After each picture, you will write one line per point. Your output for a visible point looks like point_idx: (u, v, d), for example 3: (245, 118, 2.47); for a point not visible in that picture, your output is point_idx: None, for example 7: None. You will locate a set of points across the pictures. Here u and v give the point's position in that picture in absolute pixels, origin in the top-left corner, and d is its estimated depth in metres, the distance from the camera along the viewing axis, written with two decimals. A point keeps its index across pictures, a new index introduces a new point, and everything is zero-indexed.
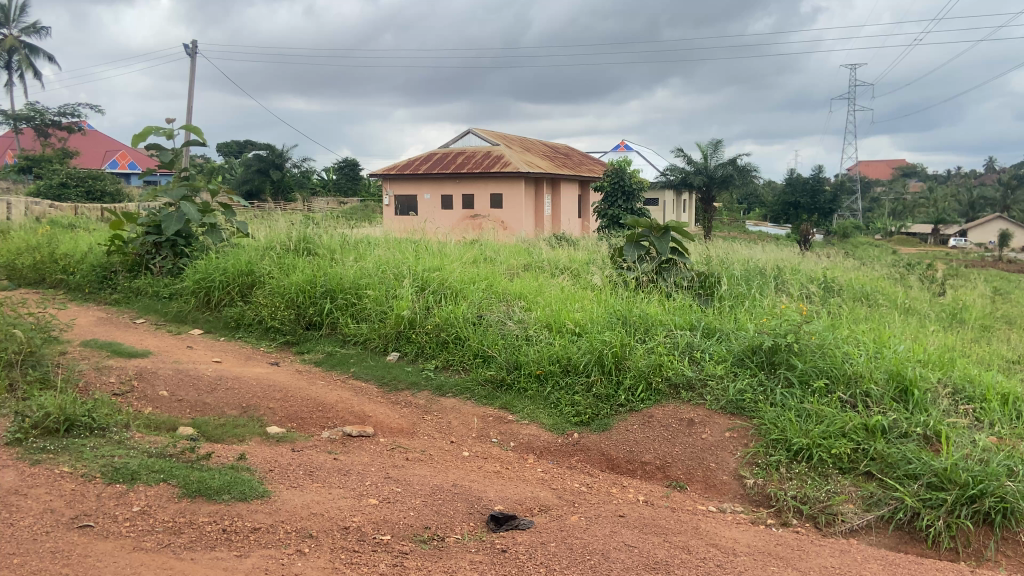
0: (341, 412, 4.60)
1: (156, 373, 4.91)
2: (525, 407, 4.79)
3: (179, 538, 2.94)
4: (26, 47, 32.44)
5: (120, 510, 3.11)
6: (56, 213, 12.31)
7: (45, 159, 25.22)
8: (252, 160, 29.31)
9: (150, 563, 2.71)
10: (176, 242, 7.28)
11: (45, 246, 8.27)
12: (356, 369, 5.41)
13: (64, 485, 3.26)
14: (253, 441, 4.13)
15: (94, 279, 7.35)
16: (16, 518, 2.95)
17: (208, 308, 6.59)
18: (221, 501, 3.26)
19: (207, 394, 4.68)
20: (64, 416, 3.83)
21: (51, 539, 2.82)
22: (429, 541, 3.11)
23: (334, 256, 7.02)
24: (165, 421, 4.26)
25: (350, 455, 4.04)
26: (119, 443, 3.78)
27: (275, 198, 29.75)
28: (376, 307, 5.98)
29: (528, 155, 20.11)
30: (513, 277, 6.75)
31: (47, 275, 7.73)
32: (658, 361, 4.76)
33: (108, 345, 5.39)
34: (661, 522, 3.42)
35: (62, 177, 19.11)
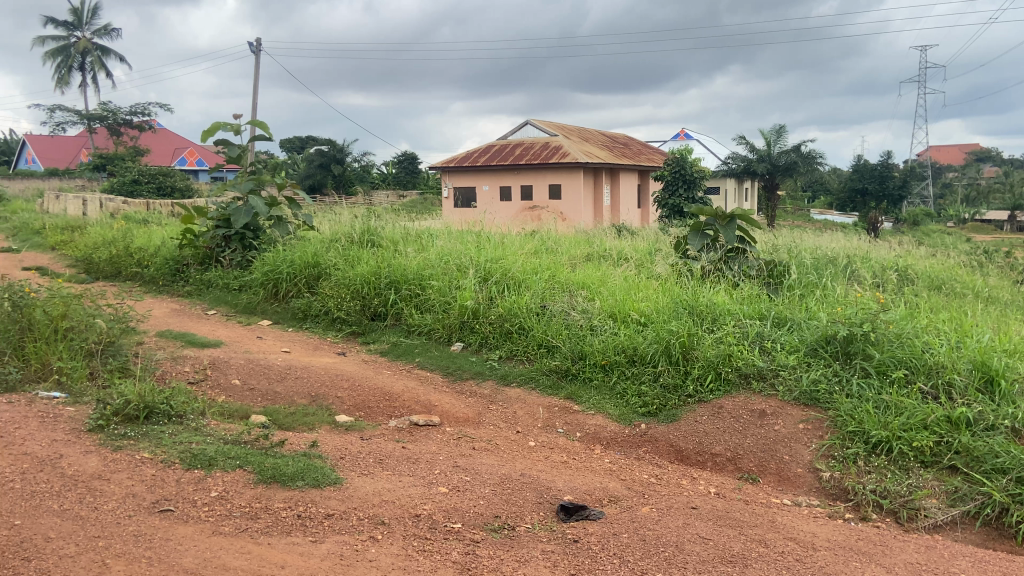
0: (407, 401, 4.63)
1: (228, 362, 5.02)
2: (591, 398, 4.74)
3: (256, 523, 3.00)
4: (100, 49, 33.79)
5: (199, 495, 3.19)
6: (130, 208, 12.59)
7: (118, 157, 26.19)
8: (313, 156, 29.81)
9: (229, 547, 2.78)
10: (245, 234, 7.43)
11: (122, 241, 8.54)
12: (421, 359, 5.44)
13: (145, 470, 3.36)
14: (323, 429, 4.18)
15: (168, 271, 7.57)
16: (100, 502, 3.06)
17: (275, 299, 6.72)
18: (296, 488, 3.31)
19: (277, 383, 4.76)
20: (144, 404, 3.94)
21: (134, 522, 2.91)
22: (500, 530, 3.10)
23: (396, 248, 7.06)
24: (238, 409, 4.35)
25: (418, 444, 4.06)
26: (196, 430, 3.88)
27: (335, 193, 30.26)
28: (439, 297, 5.99)
29: (584, 146, 19.95)
30: (576, 268, 6.68)
31: (123, 268, 7.97)
32: (727, 351, 4.64)
33: (181, 335, 5.54)
34: (736, 514, 3.33)
35: (134, 175, 19.85)
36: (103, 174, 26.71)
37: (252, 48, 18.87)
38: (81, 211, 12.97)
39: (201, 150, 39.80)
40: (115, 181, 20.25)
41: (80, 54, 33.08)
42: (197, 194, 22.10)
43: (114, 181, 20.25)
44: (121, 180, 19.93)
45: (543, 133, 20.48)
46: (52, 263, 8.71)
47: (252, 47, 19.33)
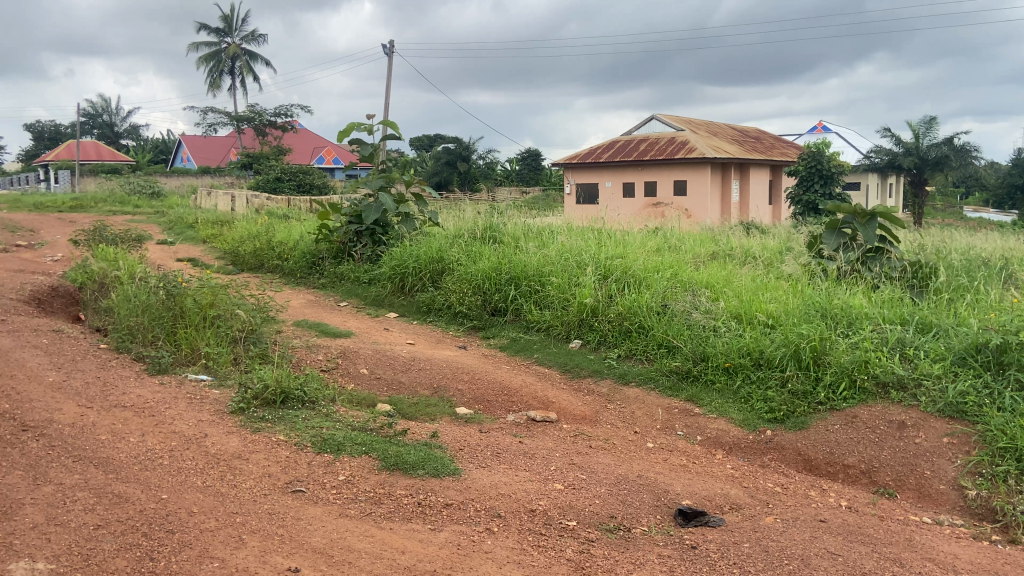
0: (525, 397, 4.67)
1: (357, 352, 5.25)
2: (713, 401, 4.61)
3: (379, 508, 3.13)
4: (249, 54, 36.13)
5: (328, 478, 3.36)
6: (272, 202, 13.36)
7: (264, 155, 27.91)
8: (442, 152, 30.65)
9: (353, 530, 2.93)
10: (375, 230, 7.73)
11: (264, 235, 9.09)
12: (539, 355, 5.47)
13: (279, 452, 3.58)
14: (444, 421, 4.29)
15: (305, 264, 7.99)
16: (240, 480, 3.29)
17: (402, 292, 6.95)
18: (417, 476, 3.42)
19: (402, 373, 4.94)
20: (280, 389, 4.18)
21: (269, 501, 3.13)
22: (616, 530, 3.07)
23: (518, 244, 7.12)
24: (365, 397, 4.54)
25: (535, 439, 4.09)
26: (326, 416, 4.08)
27: (462, 190, 30.94)
28: (559, 294, 5.99)
29: (713, 140, 19.37)
30: (700, 266, 6.49)
31: (265, 260, 8.48)
32: (863, 357, 4.37)
33: (315, 325, 5.85)
34: (867, 530, 3.14)
35: (277, 172, 21.11)
36: (249, 172, 28.54)
37: (385, 49, 19.56)
38: (232, 207, 13.93)
39: (338, 149, 41.78)
40: (260, 179, 21.62)
41: (231, 59, 35.51)
42: (333, 190, 23.18)
43: (258, 178, 21.59)
44: (265, 177, 21.27)
45: (670, 128, 20.06)
46: (203, 255, 9.41)
47: (386, 47, 20.02)
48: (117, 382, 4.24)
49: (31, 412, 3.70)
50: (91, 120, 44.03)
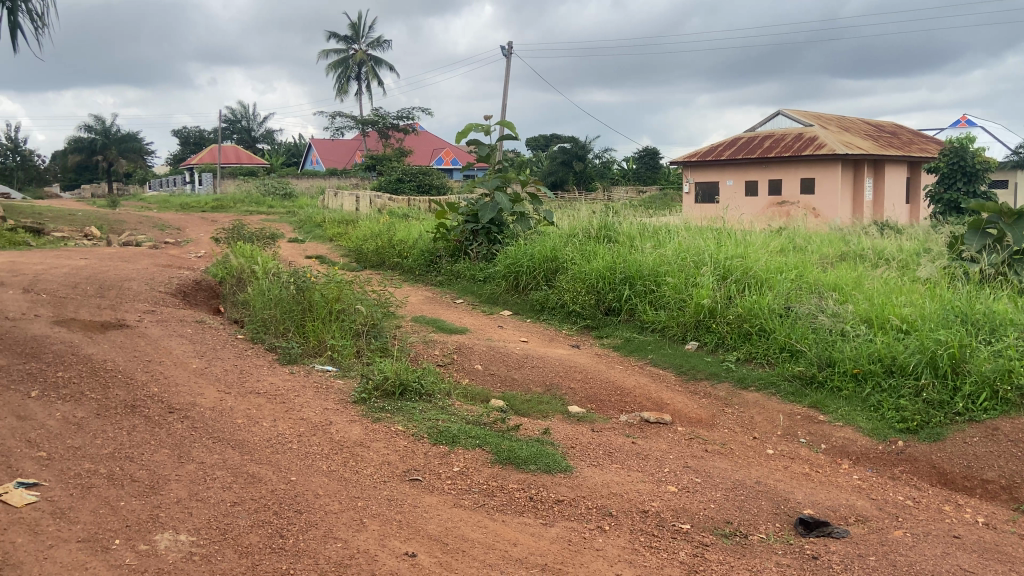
0: (639, 397, 4.63)
1: (472, 348, 5.36)
2: (839, 408, 4.39)
3: (492, 500, 3.20)
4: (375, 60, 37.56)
5: (443, 469, 3.46)
6: (394, 203, 13.81)
7: (386, 156, 28.93)
8: (559, 152, 30.75)
9: (467, 520, 3.01)
10: (491, 229, 7.86)
11: (386, 233, 9.43)
12: (654, 356, 5.40)
13: (398, 442, 3.71)
14: (556, 418, 4.32)
15: (423, 262, 8.23)
16: (361, 466, 3.44)
17: (516, 291, 7.04)
18: (529, 471, 3.46)
19: (515, 370, 5.00)
20: (399, 381, 4.33)
21: (388, 488, 3.26)
22: (731, 536, 2.99)
23: (633, 243, 7.06)
24: (479, 393, 4.63)
25: (648, 440, 4.04)
26: (442, 409, 4.19)
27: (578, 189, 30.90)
28: (675, 294, 5.88)
29: (843, 136, 18.42)
30: (827, 268, 6.20)
31: (386, 258, 8.80)
32: (1008, 366, 4.04)
33: (432, 321, 6.02)
34: (1008, 550, 2.92)
35: (399, 173, 21.84)
36: (373, 174, 29.67)
37: (505, 49, 19.84)
38: (357, 206, 14.54)
39: (457, 151, 42.72)
40: (383, 180, 22.43)
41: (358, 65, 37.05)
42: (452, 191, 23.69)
43: (381, 179, 22.39)
44: (388, 179, 22.05)
45: (798, 124, 19.25)
46: (329, 253, 9.86)
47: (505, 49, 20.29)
48: (251, 370, 4.53)
49: (176, 396, 4.02)
50: (230, 127, 47.08)
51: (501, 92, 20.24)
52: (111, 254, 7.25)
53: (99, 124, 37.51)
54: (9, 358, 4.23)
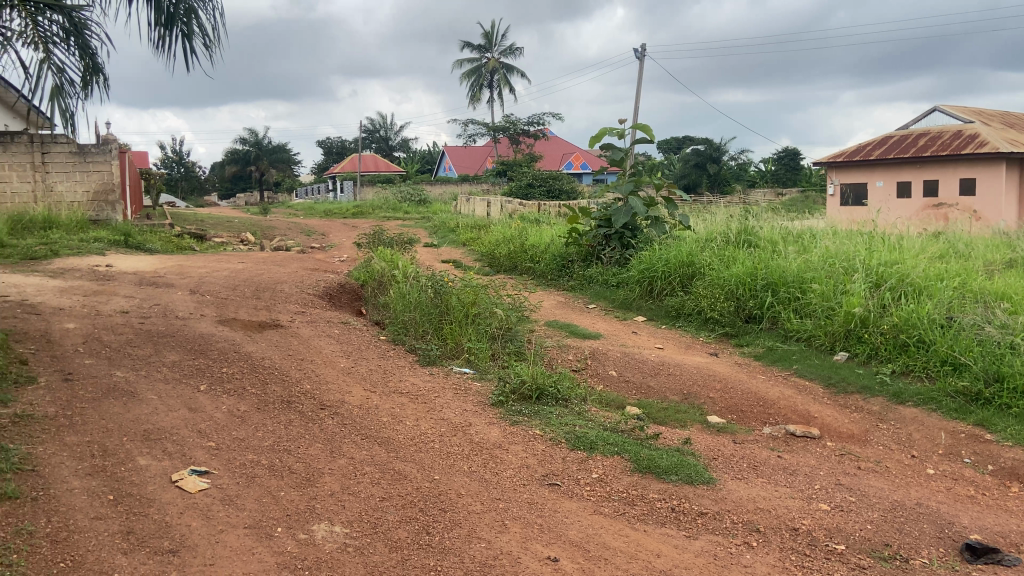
0: (783, 409, 4.44)
1: (606, 354, 5.33)
2: (1009, 427, 4.03)
3: (633, 509, 3.16)
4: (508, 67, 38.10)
5: (582, 475, 3.46)
6: (526, 208, 13.96)
7: (516, 161, 29.31)
8: (691, 155, 30.15)
9: (608, 528, 2.99)
10: (624, 234, 7.79)
11: (519, 239, 9.54)
12: (799, 367, 5.17)
13: (537, 446, 3.75)
14: (694, 428, 4.21)
15: (555, 267, 8.27)
16: (502, 468, 3.50)
17: (650, 297, 6.95)
18: (669, 481, 3.39)
19: (651, 377, 4.93)
20: (536, 385, 4.36)
21: (528, 491, 3.29)
22: (890, 560, 2.81)
23: (775, 248, 6.78)
24: (615, 399, 4.59)
25: (795, 455, 3.86)
26: (579, 414, 4.19)
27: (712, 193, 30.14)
28: (822, 302, 5.60)
29: (1009, 132, 16.93)
30: (994, 275, 5.71)
31: (518, 262, 8.90)
32: None
33: (566, 326, 6.03)
34: None
35: (529, 178, 22.08)
36: (502, 180, 30.19)
37: (638, 50, 19.63)
38: (490, 212, 14.81)
39: (586, 156, 42.67)
40: (513, 185, 22.75)
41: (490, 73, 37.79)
42: (581, 195, 23.69)
43: (512, 184, 22.75)
44: (519, 184, 22.36)
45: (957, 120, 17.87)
46: (463, 257, 10.11)
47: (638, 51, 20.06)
48: (394, 370, 4.71)
49: (327, 393, 4.24)
50: (368, 136, 49.31)
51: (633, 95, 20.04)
52: (265, 258, 7.75)
53: (253, 137, 40.31)
54: (181, 354, 4.61)
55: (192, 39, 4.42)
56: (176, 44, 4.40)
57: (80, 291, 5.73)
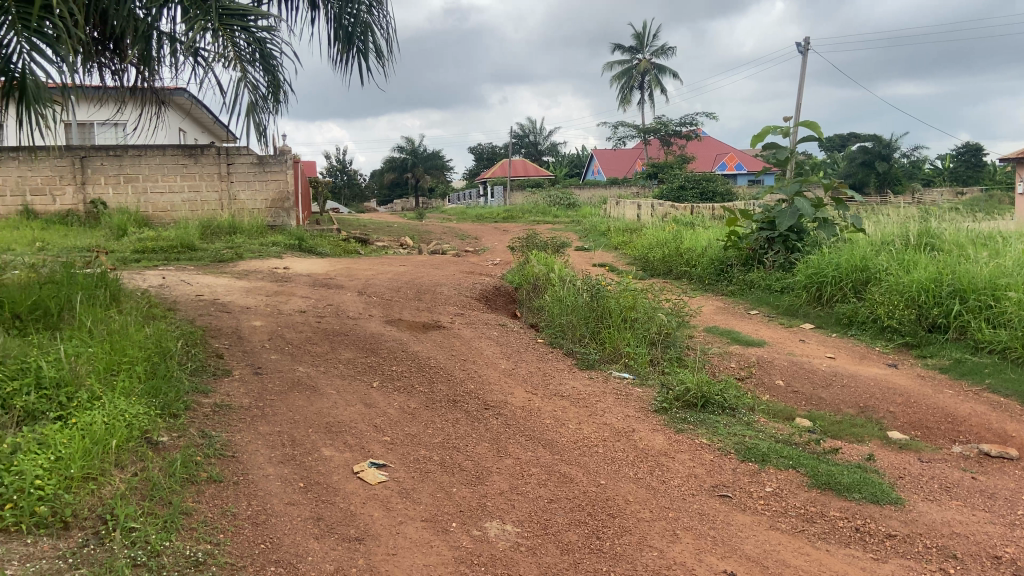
0: (976, 428, 4.08)
1: (772, 362, 5.12)
2: None
3: (812, 526, 3.00)
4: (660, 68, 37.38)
5: (755, 487, 3.33)
6: (679, 210, 13.70)
7: (666, 163, 28.72)
8: (858, 151, 28.60)
9: (787, 545, 2.86)
10: (789, 237, 7.45)
11: (673, 242, 9.35)
12: (993, 381, 4.72)
13: (705, 455, 3.65)
14: (873, 444, 3.95)
15: (713, 271, 8.05)
16: (669, 477, 3.43)
17: (819, 303, 6.61)
18: (852, 499, 3.20)
19: (822, 389, 4.68)
20: (701, 393, 4.25)
21: (698, 502, 3.21)
22: None
23: (963, 251, 6.23)
24: (783, 410, 4.40)
25: (992, 477, 3.53)
26: (748, 425, 4.05)
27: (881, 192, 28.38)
28: (1020, 311, 5.08)
29: None
30: None
31: (673, 266, 8.74)
32: None
33: (727, 332, 5.85)
34: None
35: (680, 180, 21.68)
36: (651, 181, 29.78)
37: (801, 46, 18.74)
38: (643, 214, 14.67)
39: (743, 155, 41.29)
40: (664, 187, 22.42)
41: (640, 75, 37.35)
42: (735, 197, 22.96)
43: (664, 187, 22.41)
44: (670, 186, 22.01)
45: None
46: (615, 261, 10.06)
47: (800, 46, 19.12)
48: (554, 373, 4.75)
49: (491, 394, 4.34)
50: (517, 141, 50.22)
51: (796, 92, 19.22)
52: (426, 262, 8.06)
53: (409, 144, 42.13)
54: (354, 352, 4.87)
55: (367, 55, 4.68)
56: (353, 61, 4.66)
57: (263, 291, 6.20)
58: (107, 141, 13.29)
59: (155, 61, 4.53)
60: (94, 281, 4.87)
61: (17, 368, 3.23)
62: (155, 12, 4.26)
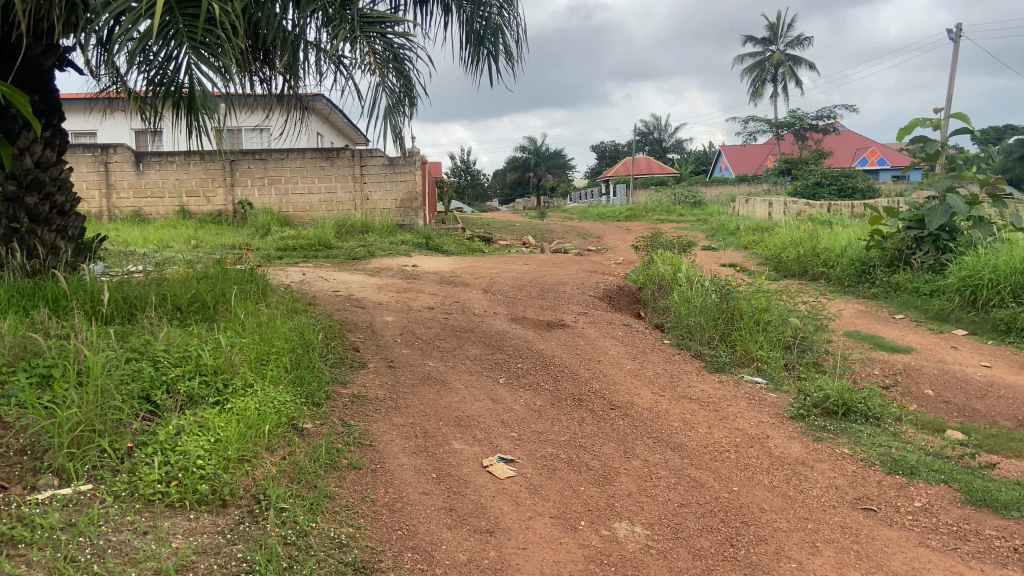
0: None
1: (920, 370, 4.81)
2: None
3: (966, 545, 2.80)
4: (793, 60, 35.84)
5: (901, 502, 3.14)
6: (815, 208, 13.12)
7: (801, 159, 27.43)
8: (1016, 146, 26.48)
9: (937, 563, 2.68)
10: (939, 236, 6.99)
11: (808, 243, 8.94)
12: None
13: (845, 466, 3.48)
14: None
15: (853, 272, 7.65)
16: (807, 486, 3.29)
17: (973, 308, 6.14)
18: (1010, 518, 2.95)
19: (978, 400, 4.35)
20: (842, 401, 4.05)
21: (838, 513, 3.06)
22: None
23: None
24: (932, 421, 4.13)
25: None
26: (893, 435, 3.82)
27: None
28: None
29: None
30: None
31: (809, 267, 8.37)
32: None
33: (868, 337, 5.54)
34: None
35: (816, 177, 20.78)
36: (785, 177, 28.66)
37: (955, 33, 17.48)
38: (777, 212, 14.16)
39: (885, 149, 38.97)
40: (799, 184, 21.54)
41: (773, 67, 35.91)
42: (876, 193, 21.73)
43: (798, 184, 21.52)
44: (804, 183, 21.13)
45: None
46: (745, 261, 9.73)
47: (953, 33, 17.83)
48: (682, 375, 4.67)
49: (617, 394, 4.32)
50: (640, 139, 49.59)
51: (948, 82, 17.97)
52: (550, 260, 8.11)
53: (532, 144, 42.49)
54: (481, 348, 4.97)
55: (497, 57, 4.76)
56: (483, 63, 4.76)
57: (394, 288, 6.44)
58: (252, 145, 14.22)
59: (300, 68, 4.79)
60: (244, 276, 5.22)
61: (181, 356, 3.51)
62: (302, 23, 4.47)
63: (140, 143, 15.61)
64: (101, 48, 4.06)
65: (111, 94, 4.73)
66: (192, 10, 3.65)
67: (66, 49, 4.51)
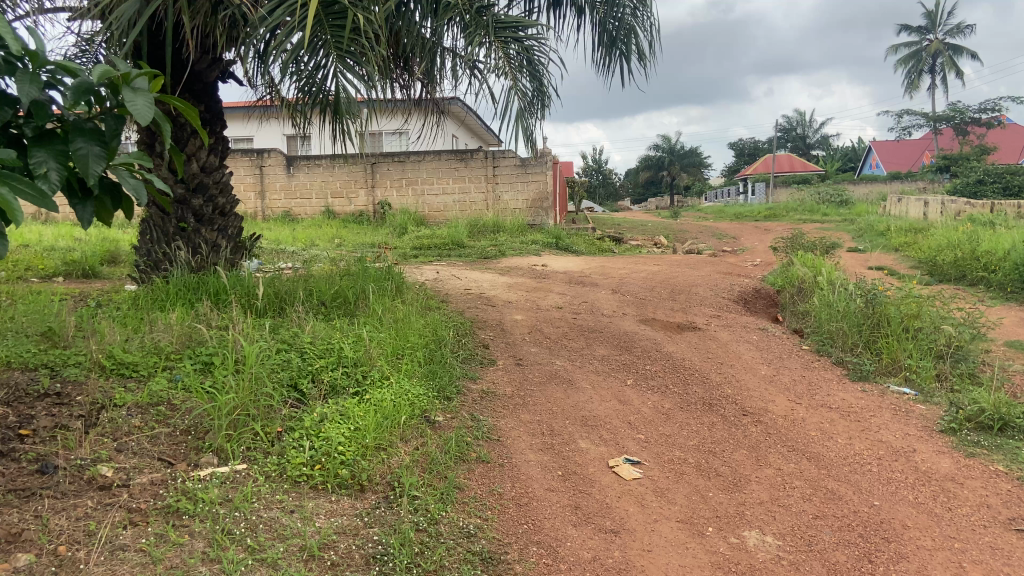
0: None
1: None
2: None
3: None
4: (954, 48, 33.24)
5: None
6: (977, 207, 12.13)
7: (963, 158, 25.25)
8: None
9: None
10: None
11: (967, 245, 8.28)
12: None
13: (1001, 485, 3.21)
14: None
15: (1019, 277, 7.02)
16: (956, 504, 3.07)
17: None
18: None
19: None
20: (999, 414, 3.74)
21: (991, 535, 2.84)
22: None
23: None
24: None
25: None
26: None
27: None
28: None
29: None
30: None
31: (967, 270, 7.75)
32: None
33: None
34: None
35: (979, 174, 19.20)
36: (943, 175, 26.61)
37: None
38: (933, 212, 13.20)
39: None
40: (959, 182, 19.95)
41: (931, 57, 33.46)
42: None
43: (957, 182, 19.94)
44: (965, 181, 19.57)
45: None
46: (895, 264, 9.14)
47: None
48: (821, 383, 4.46)
49: (749, 400, 4.19)
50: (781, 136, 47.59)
51: None
52: (682, 261, 7.97)
53: (666, 143, 41.80)
54: (609, 349, 4.97)
55: (630, 57, 4.74)
56: (616, 63, 4.75)
57: (524, 287, 6.55)
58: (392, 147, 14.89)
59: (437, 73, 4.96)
60: (383, 274, 5.48)
61: (325, 348, 3.75)
62: (440, 30, 4.63)
63: (291, 146, 16.73)
64: (259, 60, 4.37)
65: (266, 103, 5.09)
66: (340, 21, 3.88)
67: (228, 62, 4.91)
